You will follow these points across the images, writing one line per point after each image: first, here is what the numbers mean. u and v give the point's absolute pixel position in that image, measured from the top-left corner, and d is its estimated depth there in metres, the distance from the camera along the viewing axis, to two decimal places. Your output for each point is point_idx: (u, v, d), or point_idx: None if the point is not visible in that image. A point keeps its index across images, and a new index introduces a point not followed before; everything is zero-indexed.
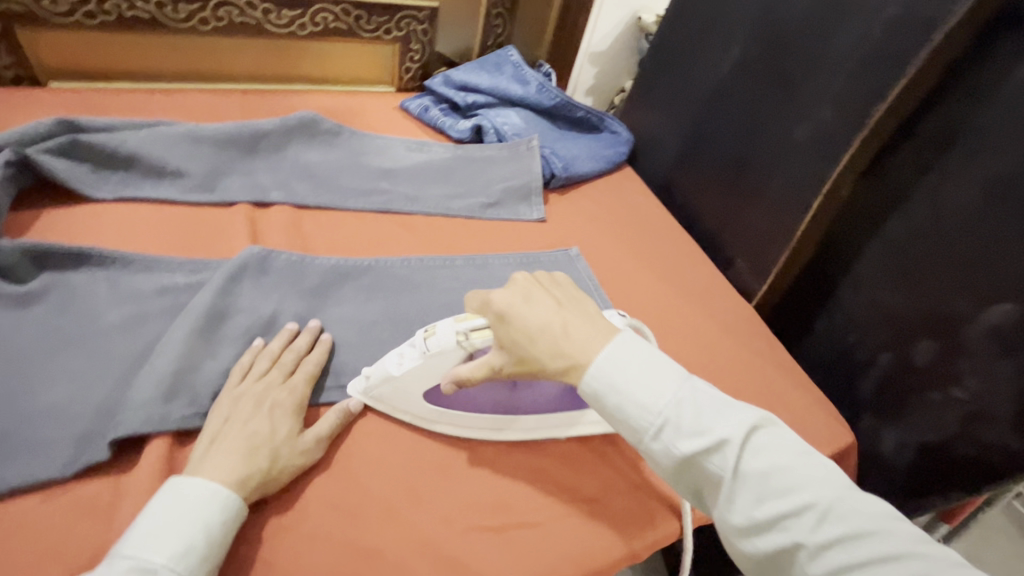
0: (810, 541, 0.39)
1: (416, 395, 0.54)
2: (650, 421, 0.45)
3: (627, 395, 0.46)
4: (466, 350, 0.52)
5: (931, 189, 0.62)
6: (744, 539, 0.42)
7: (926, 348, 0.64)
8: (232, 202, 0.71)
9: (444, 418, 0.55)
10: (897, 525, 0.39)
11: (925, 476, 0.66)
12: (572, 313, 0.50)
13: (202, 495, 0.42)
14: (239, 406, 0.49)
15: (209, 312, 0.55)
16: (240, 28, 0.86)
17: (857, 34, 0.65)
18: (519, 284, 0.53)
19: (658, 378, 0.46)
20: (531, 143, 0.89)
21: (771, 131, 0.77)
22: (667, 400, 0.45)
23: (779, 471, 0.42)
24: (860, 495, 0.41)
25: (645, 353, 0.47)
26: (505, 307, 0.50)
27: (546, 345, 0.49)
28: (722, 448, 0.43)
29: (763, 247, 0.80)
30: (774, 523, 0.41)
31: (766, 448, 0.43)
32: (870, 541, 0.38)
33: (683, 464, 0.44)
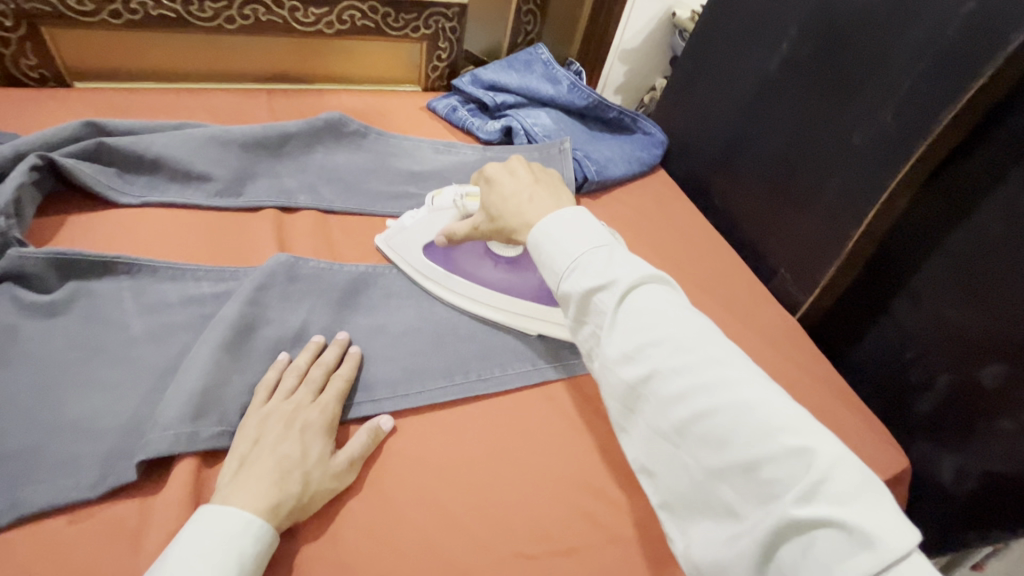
0: (665, 370, 0.40)
1: (415, 246, 0.65)
2: (563, 260, 0.48)
3: (555, 243, 0.49)
4: (461, 211, 0.63)
5: (1005, 199, 0.58)
6: (612, 369, 0.43)
7: (994, 371, 0.60)
8: (258, 206, 0.69)
9: (433, 274, 0.65)
10: (747, 367, 0.40)
11: (994, 506, 0.62)
12: (543, 189, 0.57)
13: (236, 525, 0.40)
14: (267, 426, 0.47)
15: (237, 324, 0.53)
16: (266, 26, 0.84)
17: (925, 32, 0.61)
18: (511, 163, 0.61)
19: (582, 231, 0.48)
20: (563, 146, 0.86)
21: (823, 134, 0.73)
22: (580, 245, 0.47)
23: (657, 311, 0.42)
24: (723, 343, 0.41)
25: (582, 214, 0.50)
26: (495, 175, 0.60)
27: (510, 209, 0.56)
28: (612, 286, 0.44)
29: (811, 257, 0.76)
30: (637, 353, 0.41)
31: (653, 296, 0.43)
32: (718, 374, 0.39)
33: (579, 302, 0.45)
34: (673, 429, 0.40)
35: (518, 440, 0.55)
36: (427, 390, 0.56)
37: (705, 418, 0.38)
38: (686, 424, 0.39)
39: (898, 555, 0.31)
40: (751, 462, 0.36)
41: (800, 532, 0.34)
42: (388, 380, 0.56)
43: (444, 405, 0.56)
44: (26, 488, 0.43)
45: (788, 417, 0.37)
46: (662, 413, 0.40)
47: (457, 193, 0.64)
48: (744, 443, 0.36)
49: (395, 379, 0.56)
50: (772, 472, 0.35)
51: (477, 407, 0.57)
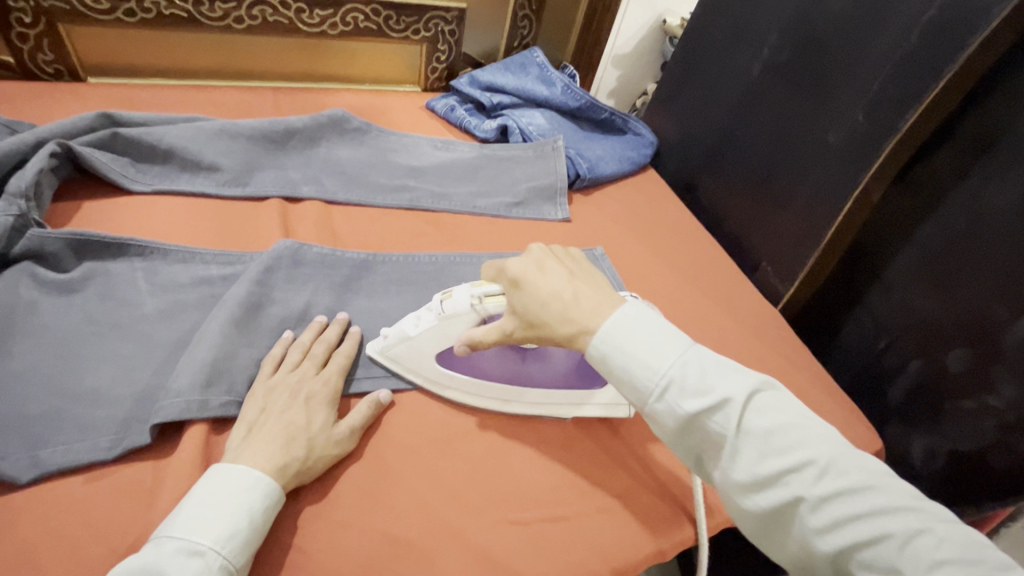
0: (811, 496, 0.38)
1: (428, 356, 0.56)
2: (652, 379, 0.43)
3: (629, 358, 0.44)
4: (481, 315, 0.54)
5: (969, 193, 0.62)
6: (745, 495, 0.41)
7: (959, 355, 0.63)
8: (264, 196, 0.72)
9: (455, 382, 0.57)
10: (893, 484, 0.39)
11: (956, 486, 0.65)
12: (584, 283, 0.50)
13: (245, 481, 0.43)
14: (274, 396, 0.50)
15: (245, 302, 0.56)
16: (273, 26, 0.87)
17: (892, 38, 0.65)
18: (535, 253, 0.53)
19: (663, 342, 0.44)
20: (557, 144, 0.89)
21: (801, 134, 0.77)
22: (673, 361, 0.43)
23: (780, 428, 0.41)
24: (861, 457, 0.40)
25: (648, 317, 0.46)
26: (520, 273, 0.51)
27: (555, 313, 0.48)
28: (726, 406, 0.41)
29: (791, 250, 0.80)
30: (774, 480, 0.40)
31: (769, 410, 0.41)
32: (871, 498, 0.38)
33: (685, 424, 0.42)
34: (831, 555, 0.38)
35: (509, 418, 0.58)
36: None
37: (869, 545, 0.37)
38: (846, 552, 0.38)
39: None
40: None
41: None
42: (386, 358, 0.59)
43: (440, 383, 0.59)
44: (47, 448, 0.45)
45: (957, 541, 0.35)
46: (816, 539, 0.39)
47: (472, 296, 0.53)
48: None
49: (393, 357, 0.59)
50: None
51: None
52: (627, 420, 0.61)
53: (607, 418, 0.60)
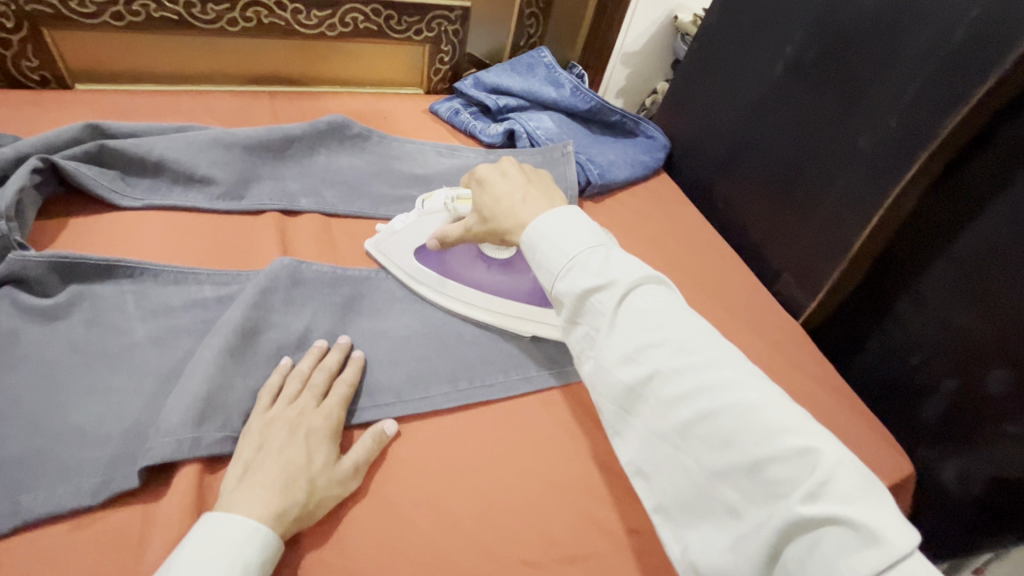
0: (669, 372, 0.40)
1: (407, 251, 0.65)
2: (558, 260, 0.46)
3: (549, 244, 0.47)
4: (452, 214, 0.63)
5: (1013, 202, 0.57)
6: (611, 371, 0.42)
7: (999, 376, 0.59)
8: (261, 209, 0.69)
9: (426, 278, 0.64)
10: (747, 368, 0.39)
11: (997, 512, 0.61)
12: (537, 190, 0.55)
13: (241, 534, 0.40)
14: (272, 432, 0.46)
15: (240, 328, 0.53)
16: (268, 28, 0.84)
17: (931, 38, 0.61)
18: (503, 165, 0.59)
19: (578, 231, 0.47)
20: (566, 149, 0.85)
21: (827, 138, 0.73)
22: (577, 247, 0.46)
23: (658, 312, 0.41)
24: (724, 345, 0.41)
25: (577, 213, 0.48)
26: (486, 175, 0.58)
27: (504, 210, 0.54)
28: (611, 287, 0.43)
29: (815, 261, 0.76)
30: (640, 356, 0.41)
31: (653, 297, 0.43)
32: (721, 375, 0.39)
33: (576, 304, 0.44)
34: (674, 430, 0.39)
35: (522, 446, 0.55)
36: (431, 396, 0.56)
37: (707, 418, 0.38)
38: (687, 425, 0.39)
39: (903, 553, 0.31)
40: (752, 460, 0.36)
41: (806, 532, 0.34)
42: (390, 386, 0.55)
43: (447, 411, 0.56)
44: (26, 495, 0.42)
45: (792, 419, 0.37)
46: (664, 414, 0.40)
47: (447, 197, 0.64)
48: (748, 446, 0.36)
49: (397, 384, 0.56)
50: (777, 471, 0.35)
51: (481, 413, 0.57)
52: None
53: None
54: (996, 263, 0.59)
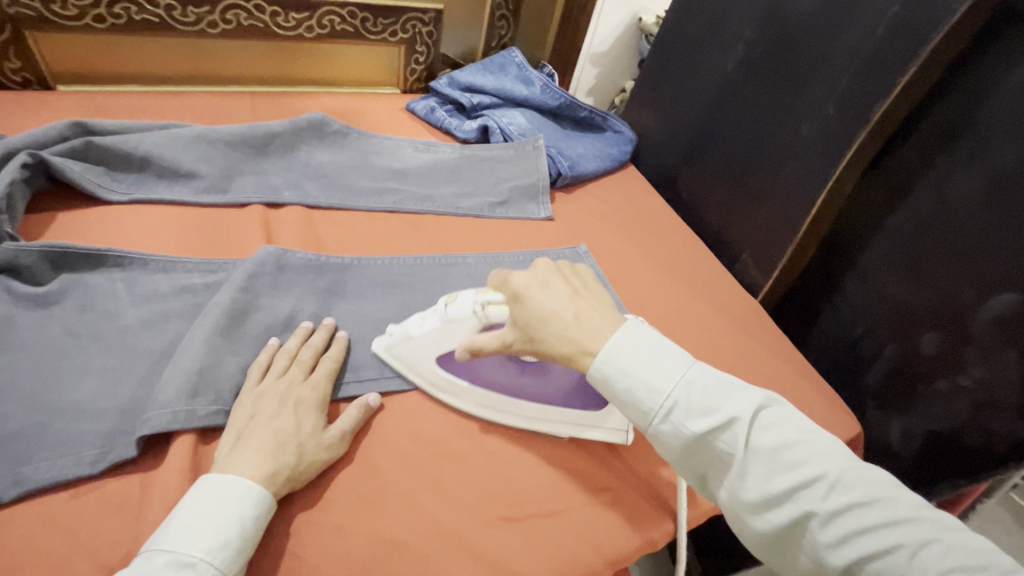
0: (822, 511, 0.40)
1: (428, 358, 0.57)
2: (655, 399, 0.45)
3: (632, 379, 0.46)
4: (482, 322, 0.54)
5: (935, 182, 0.64)
6: (754, 513, 0.42)
7: (931, 339, 0.65)
8: (245, 202, 0.71)
9: (453, 387, 0.58)
10: (902, 497, 0.39)
11: (931, 464, 0.67)
12: (586, 302, 0.52)
13: (236, 489, 0.43)
14: (262, 402, 0.50)
15: (229, 309, 0.56)
16: (248, 31, 0.86)
17: (858, 34, 0.67)
18: (540, 270, 0.54)
19: (667, 362, 0.46)
20: (537, 143, 0.90)
21: (776, 128, 0.78)
22: (678, 382, 0.45)
23: (790, 445, 0.42)
24: (871, 473, 0.41)
25: (651, 340, 0.48)
26: (523, 286, 0.53)
27: (556, 333, 0.50)
28: (736, 426, 0.43)
29: (769, 242, 0.82)
30: (785, 496, 0.41)
31: (778, 429, 0.43)
32: (880, 512, 0.39)
33: (693, 443, 0.44)
34: (845, 570, 0.39)
35: (498, 415, 0.59)
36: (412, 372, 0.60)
37: (879, 558, 0.37)
38: (856, 564, 0.38)
39: None
40: None
41: None
42: (373, 362, 0.59)
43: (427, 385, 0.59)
44: (29, 465, 0.45)
45: (968, 551, 0.36)
46: (826, 552, 0.39)
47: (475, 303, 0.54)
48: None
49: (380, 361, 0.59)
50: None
51: None
52: None
53: None
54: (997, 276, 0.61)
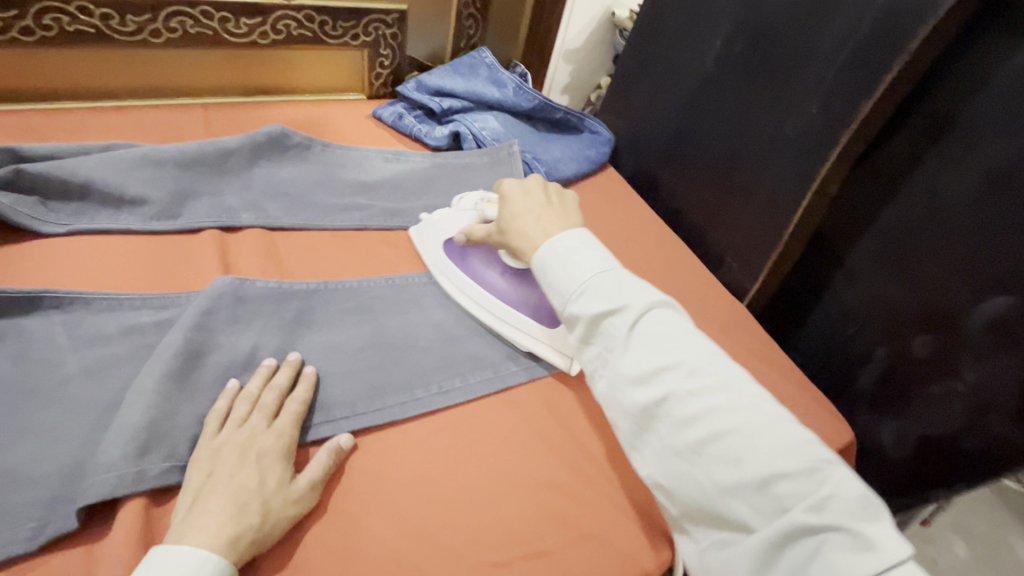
0: (680, 391, 0.43)
1: (436, 240, 0.70)
2: (571, 285, 0.50)
3: (560, 269, 0.52)
4: (481, 214, 0.69)
5: (925, 178, 0.62)
6: (626, 393, 0.45)
7: (924, 341, 0.63)
8: (199, 227, 0.66)
9: (446, 270, 0.68)
10: (750, 389, 0.43)
11: (927, 469, 0.65)
12: (554, 211, 0.60)
13: (190, 563, 0.39)
14: (222, 457, 0.45)
15: (182, 352, 0.51)
16: (197, 38, 0.80)
17: (841, 27, 0.64)
18: (529, 184, 0.65)
19: (588, 259, 0.51)
20: (512, 149, 0.86)
21: (756, 125, 0.76)
22: (589, 272, 0.50)
23: (668, 336, 0.45)
24: (732, 369, 0.44)
25: (588, 241, 0.53)
26: (509, 191, 0.64)
27: (518, 227, 0.60)
28: (624, 312, 0.47)
29: (755, 244, 0.79)
30: (655, 378, 0.44)
31: (663, 322, 0.46)
32: (726, 397, 0.42)
33: (589, 325, 0.48)
34: (688, 448, 0.42)
35: (481, 448, 0.56)
36: (388, 407, 0.55)
37: (718, 438, 0.41)
38: (698, 442, 0.41)
39: (898, 561, 0.34)
40: (760, 476, 0.39)
41: (809, 537, 0.37)
42: (346, 398, 0.55)
43: (404, 420, 0.56)
44: None
45: (794, 438, 0.40)
46: (678, 433, 0.43)
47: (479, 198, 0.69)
48: (756, 462, 0.39)
49: (354, 396, 0.55)
50: (786, 488, 0.38)
51: (440, 418, 0.57)
52: (603, 442, 0.59)
53: (578, 438, 0.59)
54: (936, 227, 0.61)
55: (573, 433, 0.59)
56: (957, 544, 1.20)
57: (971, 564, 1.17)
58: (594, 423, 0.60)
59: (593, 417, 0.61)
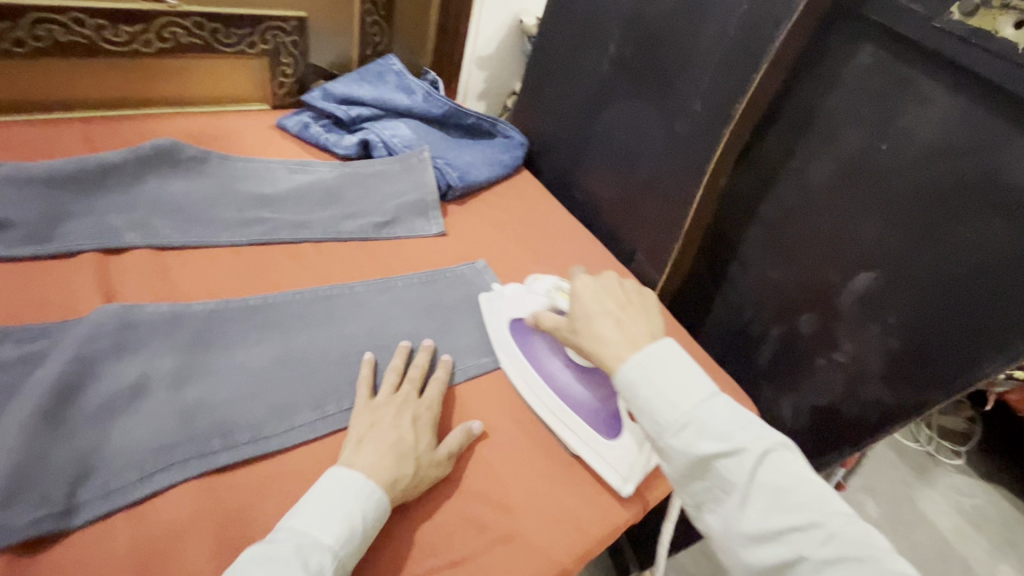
0: (815, 557, 0.39)
1: (501, 318, 0.67)
2: (672, 415, 0.45)
3: (655, 394, 0.46)
4: (551, 302, 0.64)
5: (797, 170, 0.67)
6: (747, 547, 0.42)
7: (808, 320, 0.69)
8: (75, 250, 0.61)
9: (509, 350, 0.65)
10: (897, 558, 0.39)
11: (819, 437, 0.71)
12: (634, 314, 0.54)
13: (363, 490, 0.46)
14: (383, 414, 0.53)
15: (57, 387, 0.47)
16: (69, 47, 0.74)
17: (715, 32, 0.68)
18: (605, 280, 0.59)
19: (690, 383, 0.46)
20: (422, 155, 0.86)
21: (653, 126, 0.79)
22: (693, 402, 0.45)
23: (791, 486, 0.42)
24: (872, 533, 0.40)
25: (685, 360, 0.47)
26: (582, 287, 0.58)
27: (593, 330, 0.54)
28: (738, 455, 0.43)
29: (659, 238, 0.82)
30: (781, 536, 0.41)
31: (784, 468, 0.43)
32: (872, 568, 0.38)
33: (695, 464, 0.44)
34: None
35: None
36: (296, 426, 0.53)
37: None
38: None
39: None
40: None
41: None
42: (247, 421, 0.52)
43: (314, 438, 0.53)
44: None
45: None
46: None
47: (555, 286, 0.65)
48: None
49: (258, 419, 0.52)
50: None
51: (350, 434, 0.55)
52: (519, 443, 0.59)
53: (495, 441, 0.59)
54: (811, 218, 0.67)
55: (490, 436, 0.59)
56: (869, 502, 1.32)
57: (881, 521, 1.28)
58: (511, 425, 0.61)
59: (509, 419, 0.61)
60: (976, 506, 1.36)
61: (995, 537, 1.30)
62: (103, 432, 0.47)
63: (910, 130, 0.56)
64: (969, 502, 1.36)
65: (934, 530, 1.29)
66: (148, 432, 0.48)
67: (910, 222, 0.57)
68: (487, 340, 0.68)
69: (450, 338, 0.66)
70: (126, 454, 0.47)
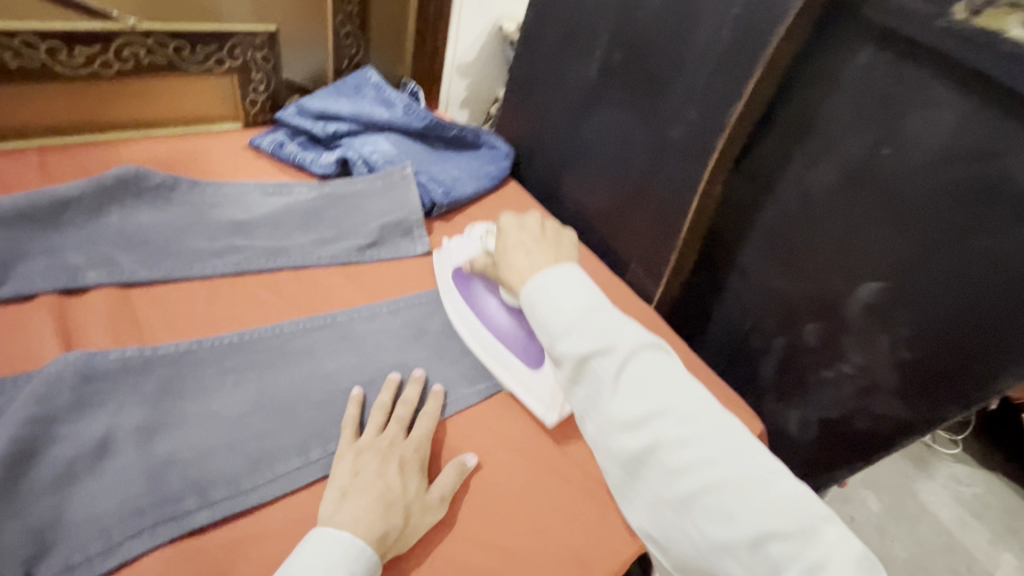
0: (669, 440, 0.40)
1: (446, 265, 0.70)
2: (559, 321, 0.45)
3: (548, 305, 0.46)
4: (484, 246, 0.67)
5: (797, 176, 0.64)
6: (613, 437, 0.42)
7: (813, 329, 0.67)
8: (32, 294, 0.57)
9: (451, 295, 0.68)
10: (742, 438, 0.40)
11: (830, 450, 0.69)
12: (548, 246, 0.55)
13: (351, 551, 0.42)
14: (366, 461, 0.49)
15: (9, 453, 0.44)
16: (21, 73, 0.70)
17: (707, 35, 0.65)
18: (528, 219, 0.60)
19: (579, 294, 0.46)
20: (405, 172, 0.82)
21: (645, 133, 0.76)
22: (579, 308, 0.45)
23: (657, 378, 0.42)
24: (722, 415, 0.41)
25: (579, 276, 0.47)
26: (506, 224, 0.60)
27: (508, 260, 0.55)
28: (611, 353, 0.43)
29: (655, 249, 0.79)
30: (643, 425, 0.41)
31: (652, 363, 0.43)
32: (717, 447, 0.39)
33: (576, 366, 0.44)
34: (678, 501, 0.40)
35: None
36: (277, 476, 0.49)
37: (710, 491, 0.38)
38: (692, 494, 0.39)
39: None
40: (756, 536, 0.36)
41: None
42: (223, 475, 0.48)
43: (298, 488, 0.49)
44: None
45: (792, 492, 0.38)
46: (667, 483, 0.40)
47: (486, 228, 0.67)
48: (748, 514, 0.37)
49: (235, 471, 0.48)
50: (778, 546, 0.36)
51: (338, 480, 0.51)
52: (519, 476, 0.56)
53: (493, 478, 0.55)
54: (813, 223, 0.64)
55: (488, 472, 0.55)
56: (871, 498, 1.30)
57: (883, 516, 1.27)
58: (508, 458, 0.57)
59: (507, 451, 0.57)
60: (976, 495, 1.35)
61: (997, 527, 1.29)
62: (62, 501, 0.44)
63: (915, 132, 0.54)
64: (969, 491, 1.35)
65: (937, 524, 1.28)
66: (111, 497, 0.45)
67: (915, 228, 0.55)
68: (480, 366, 0.64)
69: (442, 366, 0.63)
70: (87, 523, 0.43)
